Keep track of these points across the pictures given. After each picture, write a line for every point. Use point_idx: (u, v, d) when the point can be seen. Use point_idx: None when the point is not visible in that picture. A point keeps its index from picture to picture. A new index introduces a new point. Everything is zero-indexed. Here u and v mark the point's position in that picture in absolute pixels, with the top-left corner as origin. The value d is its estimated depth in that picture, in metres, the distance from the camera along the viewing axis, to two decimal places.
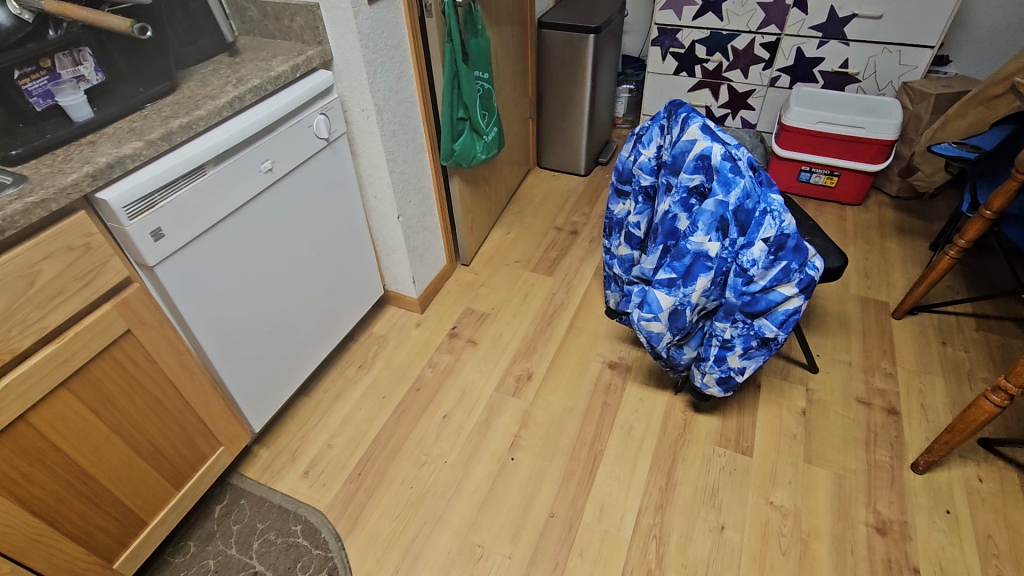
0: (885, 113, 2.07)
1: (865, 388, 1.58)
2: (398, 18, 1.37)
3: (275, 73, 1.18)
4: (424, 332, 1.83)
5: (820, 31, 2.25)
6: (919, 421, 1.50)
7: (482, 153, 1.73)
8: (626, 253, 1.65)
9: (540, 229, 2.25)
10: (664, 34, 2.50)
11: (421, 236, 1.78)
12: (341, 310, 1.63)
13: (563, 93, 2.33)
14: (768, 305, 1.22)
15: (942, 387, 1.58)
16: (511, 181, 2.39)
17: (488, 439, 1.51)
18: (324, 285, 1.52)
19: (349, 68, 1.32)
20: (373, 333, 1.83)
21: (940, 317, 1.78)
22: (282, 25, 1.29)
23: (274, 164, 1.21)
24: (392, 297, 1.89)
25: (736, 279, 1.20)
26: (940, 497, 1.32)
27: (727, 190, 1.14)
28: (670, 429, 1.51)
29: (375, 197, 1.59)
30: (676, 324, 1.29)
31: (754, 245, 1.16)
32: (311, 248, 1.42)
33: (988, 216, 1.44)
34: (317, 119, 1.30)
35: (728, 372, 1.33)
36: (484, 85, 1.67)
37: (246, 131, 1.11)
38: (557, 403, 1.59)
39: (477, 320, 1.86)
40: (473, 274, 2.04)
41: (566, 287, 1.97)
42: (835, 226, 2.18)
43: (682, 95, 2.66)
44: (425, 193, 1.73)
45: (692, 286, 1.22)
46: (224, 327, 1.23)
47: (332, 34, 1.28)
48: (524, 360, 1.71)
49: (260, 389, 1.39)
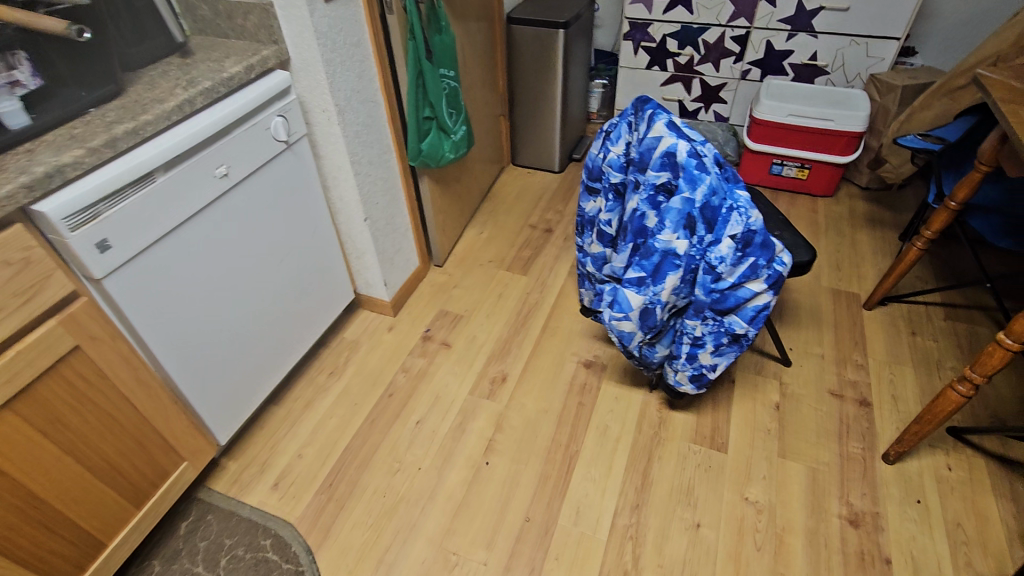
0: (853, 104, 2.08)
1: (837, 380, 1.59)
2: (358, 15, 1.34)
3: (228, 74, 1.14)
4: (397, 336, 1.80)
5: (789, 24, 2.26)
6: (889, 411, 1.51)
7: (450, 152, 1.70)
8: (598, 251, 1.64)
9: (514, 228, 2.23)
10: (634, 29, 2.49)
11: (391, 238, 1.74)
12: (308, 316, 1.59)
13: (534, 89, 2.31)
14: (737, 301, 1.21)
15: (912, 377, 1.60)
16: (485, 180, 2.36)
17: (462, 444, 1.49)
18: (289, 291, 1.48)
19: (307, 68, 1.28)
20: (344, 338, 1.79)
21: (909, 307, 1.80)
22: (236, 24, 1.25)
23: (230, 168, 1.16)
24: (363, 300, 1.86)
25: (705, 276, 1.19)
26: (911, 487, 1.34)
27: (694, 187, 1.13)
28: (646, 427, 1.50)
29: (341, 199, 1.55)
30: (647, 323, 1.27)
31: (722, 242, 1.15)
32: (273, 254, 1.38)
33: (953, 207, 1.45)
34: (275, 120, 1.25)
35: (700, 370, 1.33)
36: (450, 84, 1.64)
37: (197, 135, 1.06)
38: (532, 405, 1.57)
39: (451, 323, 1.83)
40: (446, 275, 2.01)
41: (541, 286, 1.96)
42: (807, 219, 2.19)
43: (654, 89, 2.65)
44: (393, 194, 1.69)
45: (661, 285, 1.21)
46: (182, 339, 1.18)
47: (288, 33, 1.24)
48: (499, 362, 1.70)
49: (223, 400, 1.35)
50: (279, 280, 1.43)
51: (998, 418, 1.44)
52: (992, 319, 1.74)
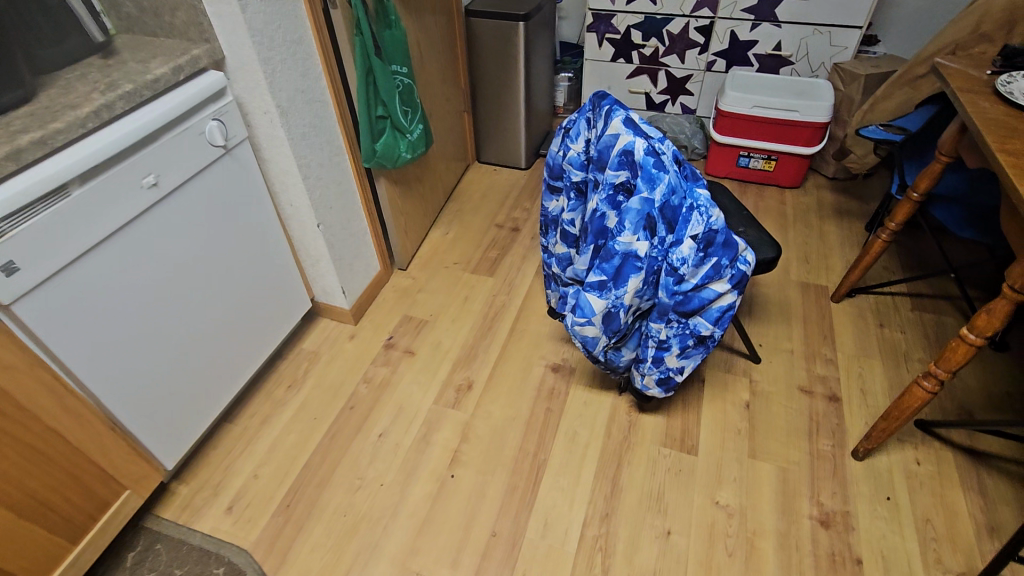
0: (818, 95, 2.05)
1: (806, 376, 1.58)
2: (297, 10, 1.26)
3: (153, 76, 1.05)
4: (359, 345, 1.73)
5: (752, 14, 2.23)
6: (859, 406, 1.50)
7: (406, 152, 1.63)
8: (563, 252, 1.59)
9: (480, 228, 2.17)
10: (598, 20, 2.44)
11: (349, 244, 1.67)
12: (262, 329, 1.50)
13: (497, 84, 2.24)
14: (702, 302, 1.18)
15: (880, 370, 1.59)
16: (449, 179, 2.29)
17: (426, 457, 1.43)
18: (238, 306, 1.39)
19: (243, 67, 1.20)
20: (303, 349, 1.71)
21: (877, 298, 1.80)
22: (163, 21, 1.15)
23: (159, 178, 1.08)
24: (323, 309, 1.78)
25: (667, 278, 1.15)
26: (881, 484, 1.33)
27: (652, 186, 1.08)
28: (615, 432, 1.46)
29: (291, 205, 1.47)
30: (611, 327, 1.23)
31: (683, 242, 1.11)
32: (217, 267, 1.29)
33: (915, 198, 1.43)
34: (210, 125, 1.17)
35: (667, 373, 1.29)
36: (403, 80, 1.57)
37: (118, 143, 0.98)
38: (498, 413, 1.52)
39: (415, 329, 1.77)
40: (410, 279, 1.94)
41: (507, 288, 1.90)
42: (775, 211, 2.18)
43: (621, 82, 2.61)
44: (348, 198, 1.62)
45: (623, 288, 1.17)
46: (114, 364, 1.10)
47: (220, 30, 1.15)
48: (465, 369, 1.64)
49: (168, 425, 1.26)
50: (226, 294, 1.34)
51: (965, 410, 1.44)
52: (958, 308, 1.74)
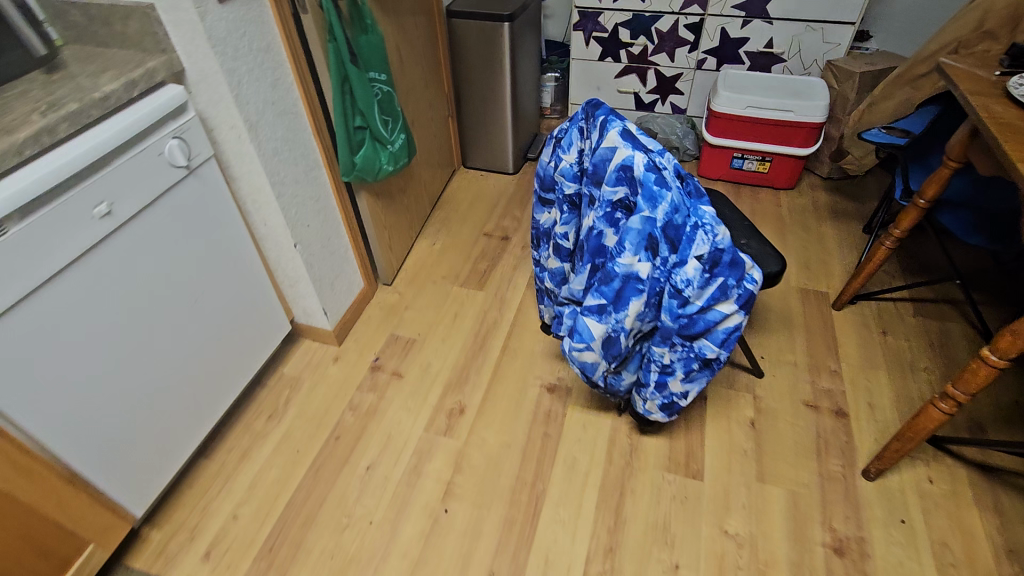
0: (812, 94, 1.99)
1: (812, 391, 1.52)
2: (264, 16, 1.15)
3: (100, 93, 0.94)
4: (343, 368, 1.63)
5: (743, 11, 2.17)
6: (867, 422, 1.44)
7: (388, 164, 1.53)
8: (556, 266, 1.51)
9: (469, 238, 2.07)
10: (585, 18, 2.35)
11: (329, 262, 1.57)
12: (238, 357, 1.40)
13: (482, 87, 2.14)
14: (707, 325, 1.10)
15: (886, 382, 1.54)
16: (435, 187, 2.19)
17: (417, 490, 1.35)
18: (210, 335, 1.29)
19: (205, 79, 1.10)
20: (284, 375, 1.62)
21: (879, 305, 1.75)
22: (114, 30, 1.04)
23: (113, 205, 0.98)
24: (303, 330, 1.68)
25: (671, 301, 1.07)
26: (894, 506, 1.27)
27: (654, 205, 1.00)
28: (616, 457, 1.39)
29: (264, 224, 1.37)
30: (611, 352, 1.16)
31: (687, 263, 1.03)
32: (185, 296, 1.19)
33: (922, 205, 1.37)
34: (170, 144, 1.06)
35: (671, 398, 1.22)
36: (382, 88, 1.47)
37: (62, 171, 0.87)
38: (493, 440, 1.44)
39: (403, 350, 1.68)
40: (396, 296, 1.85)
41: (499, 303, 1.82)
42: (771, 214, 2.12)
43: (609, 82, 2.53)
44: (326, 214, 1.52)
45: (624, 312, 1.09)
46: (70, 410, 0.99)
47: (178, 40, 1.04)
48: (456, 392, 1.56)
49: (135, 470, 1.16)
50: (197, 324, 1.24)
51: (976, 423, 1.39)
52: (962, 313, 1.69)
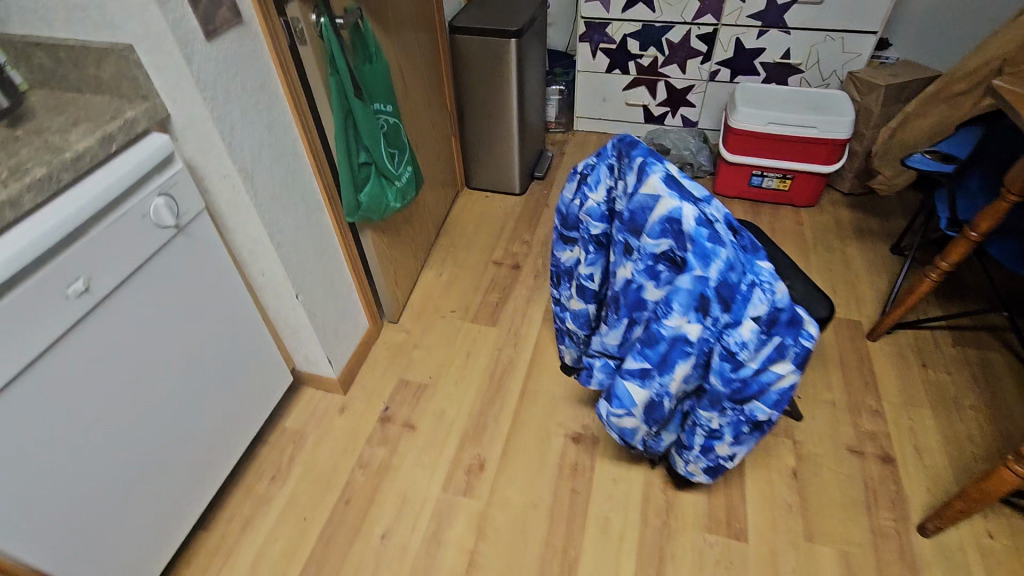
0: (836, 108, 1.89)
1: (854, 434, 1.42)
2: (257, 50, 1.03)
3: (72, 153, 0.82)
4: (350, 419, 1.51)
5: (759, 20, 2.06)
6: (916, 468, 1.35)
7: (395, 201, 1.41)
8: (579, 308, 1.41)
9: (477, 266, 1.95)
10: (591, 29, 2.24)
11: (333, 307, 1.45)
12: (236, 417, 1.28)
13: (487, 105, 2.02)
14: (761, 388, 1.00)
15: (932, 422, 1.45)
16: (439, 211, 2.07)
17: (439, 562, 1.24)
18: (205, 399, 1.17)
19: (194, 126, 0.97)
20: (286, 429, 1.49)
21: (916, 333, 1.65)
22: (87, 75, 0.92)
23: (91, 280, 0.85)
24: (306, 378, 1.56)
25: (722, 364, 0.97)
26: (955, 567, 1.18)
27: (706, 263, 0.89)
28: (652, 517, 1.29)
29: (263, 275, 1.24)
30: (652, 416, 1.05)
31: (742, 324, 0.93)
32: (179, 361, 1.07)
33: (973, 238, 1.28)
34: (156, 203, 0.93)
35: (716, 461, 1.12)
36: (388, 119, 1.35)
37: (29, 251, 0.75)
38: (517, 499, 1.33)
39: (414, 396, 1.56)
40: (404, 334, 1.73)
41: (514, 339, 1.70)
42: (793, 234, 2.02)
43: (617, 94, 2.42)
44: (330, 256, 1.40)
45: (669, 376, 0.98)
46: (43, 512, 0.87)
47: (161, 84, 0.92)
48: (474, 444, 1.44)
49: (122, 558, 1.04)
50: (191, 388, 1.12)
51: None
52: (1005, 341, 1.60)
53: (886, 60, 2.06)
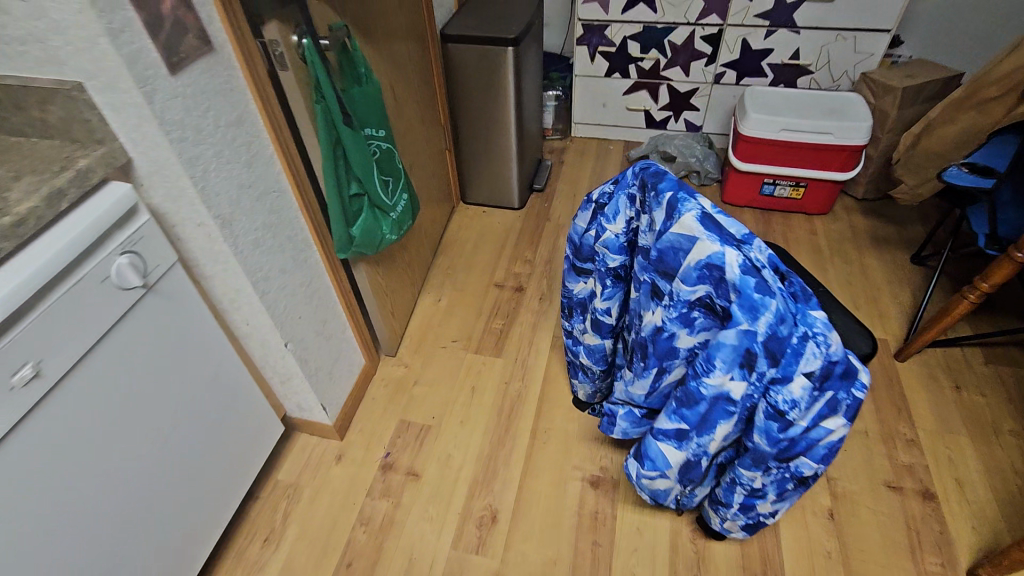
0: (852, 113, 1.79)
1: (890, 467, 1.33)
2: (230, 80, 0.90)
3: (12, 217, 0.69)
4: (349, 469, 1.39)
5: (767, 20, 1.96)
6: (959, 504, 1.26)
7: (390, 233, 1.29)
8: (595, 343, 1.30)
9: (478, 290, 1.84)
10: (590, 32, 2.12)
11: (327, 349, 1.33)
12: (227, 471, 1.17)
13: (482, 117, 1.90)
14: (811, 445, 0.90)
15: (972, 450, 1.36)
16: (434, 231, 1.95)
17: None
18: (192, 458, 1.06)
19: (160, 171, 0.85)
20: (279, 482, 1.37)
21: (946, 352, 1.56)
22: (32, 117, 0.79)
23: (43, 363, 0.73)
24: (299, 424, 1.43)
25: (769, 423, 0.86)
26: None
27: (754, 316, 0.79)
28: (681, 571, 1.19)
29: (247, 324, 1.12)
30: (689, 476, 0.95)
31: (793, 381, 0.82)
32: (159, 424, 0.96)
33: (1019, 259, 1.19)
34: (118, 263, 0.81)
35: (756, 518, 1.02)
36: (381, 145, 1.22)
37: None
38: (534, 555, 1.22)
39: (417, 439, 1.45)
40: (403, 368, 1.61)
41: (521, 371, 1.59)
42: (808, 245, 1.93)
43: (617, 99, 2.31)
44: (321, 295, 1.28)
45: (709, 436, 0.88)
46: None
47: (120, 126, 0.79)
48: (484, 493, 1.33)
49: None
50: (175, 450, 1.01)
51: None
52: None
53: (899, 59, 1.97)
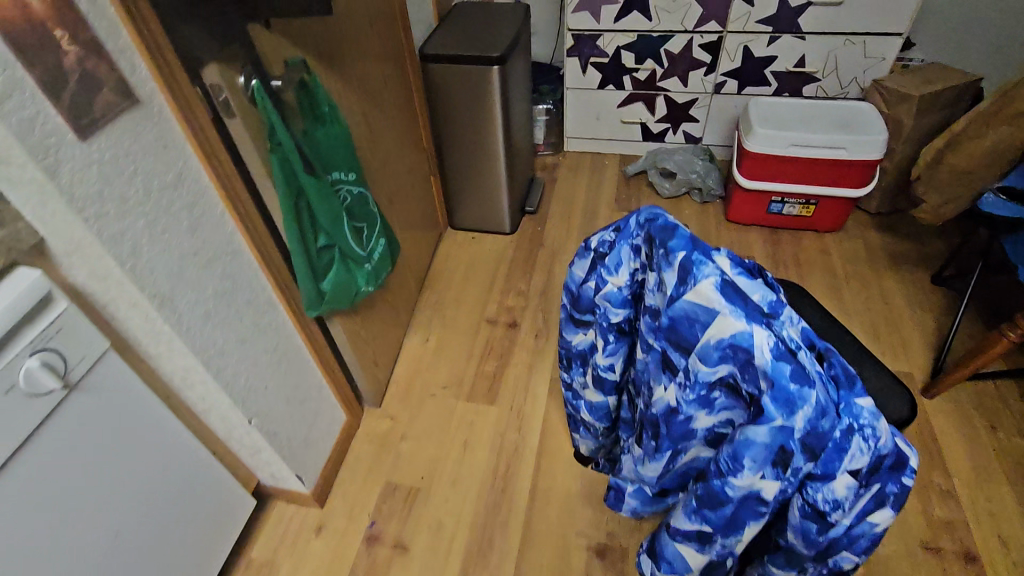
0: (867, 126, 1.68)
1: (927, 524, 1.21)
2: (165, 135, 0.77)
3: None
4: (331, 542, 1.27)
5: (770, 25, 1.83)
6: (1005, 566, 1.15)
7: (366, 284, 1.16)
8: (597, 399, 1.18)
9: (469, 328, 1.71)
10: (581, 42, 1.99)
11: (301, 413, 1.20)
12: (192, 561, 1.05)
13: (468, 140, 1.77)
14: (854, 542, 0.78)
15: (1015, 502, 1.24)
16: (420, 264, 1.81)
17: None
18: (149, 551, 0.94)
19: (81, 252, 0.71)
20: (254, 561, 1.24)
21: (978, 386, 1.45)
22: None
23: None
24: (275, 492, 1.31)
25: (807, 523, 0.74)
26: None
27: (790, 410, 0.66)
28: None
29: (204, 401, 0.99)
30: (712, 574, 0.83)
31: (837, 481, 0.70)
32: (100, 527, 0.83)
33: None
34: (27, 366, 0.68)
35: None
36: (352, 189, 1.09)
37: None
38: None
39: (405, 505, 1.32)
40: (389, 421, 1.48)
41: (518, 421, 1.47)
42: (821, 266, 1.81)
43: (611, 112, 2.17)
44: (291, 356, 1.15)
45: (736, 538, 0.76)
46: None
47: (24, 203, 0.63)
48: (481, 568, 1.21)
49: None
50: (125, 548, 0.89)
51: None
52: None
53: (911, 63, 1.85)
